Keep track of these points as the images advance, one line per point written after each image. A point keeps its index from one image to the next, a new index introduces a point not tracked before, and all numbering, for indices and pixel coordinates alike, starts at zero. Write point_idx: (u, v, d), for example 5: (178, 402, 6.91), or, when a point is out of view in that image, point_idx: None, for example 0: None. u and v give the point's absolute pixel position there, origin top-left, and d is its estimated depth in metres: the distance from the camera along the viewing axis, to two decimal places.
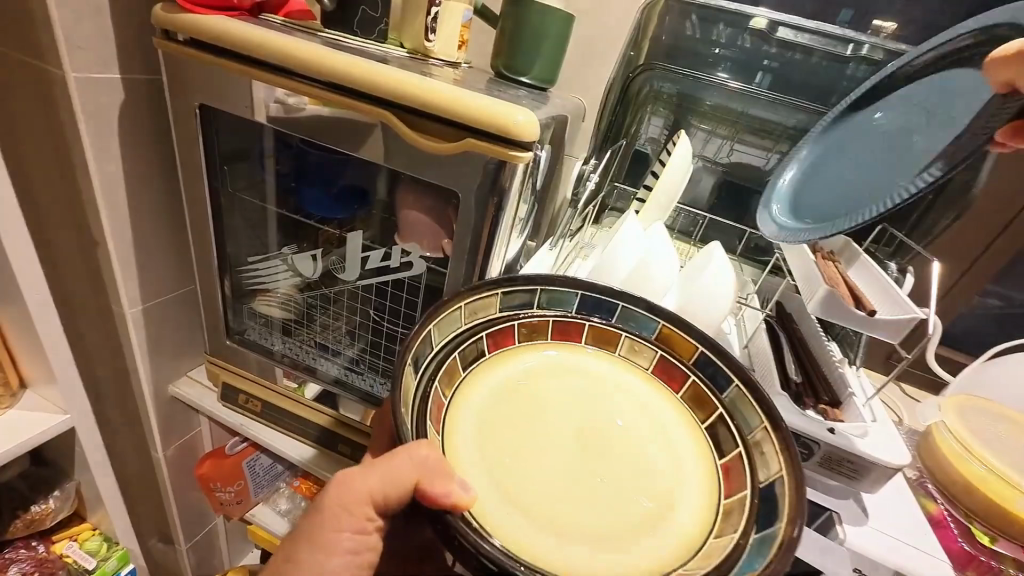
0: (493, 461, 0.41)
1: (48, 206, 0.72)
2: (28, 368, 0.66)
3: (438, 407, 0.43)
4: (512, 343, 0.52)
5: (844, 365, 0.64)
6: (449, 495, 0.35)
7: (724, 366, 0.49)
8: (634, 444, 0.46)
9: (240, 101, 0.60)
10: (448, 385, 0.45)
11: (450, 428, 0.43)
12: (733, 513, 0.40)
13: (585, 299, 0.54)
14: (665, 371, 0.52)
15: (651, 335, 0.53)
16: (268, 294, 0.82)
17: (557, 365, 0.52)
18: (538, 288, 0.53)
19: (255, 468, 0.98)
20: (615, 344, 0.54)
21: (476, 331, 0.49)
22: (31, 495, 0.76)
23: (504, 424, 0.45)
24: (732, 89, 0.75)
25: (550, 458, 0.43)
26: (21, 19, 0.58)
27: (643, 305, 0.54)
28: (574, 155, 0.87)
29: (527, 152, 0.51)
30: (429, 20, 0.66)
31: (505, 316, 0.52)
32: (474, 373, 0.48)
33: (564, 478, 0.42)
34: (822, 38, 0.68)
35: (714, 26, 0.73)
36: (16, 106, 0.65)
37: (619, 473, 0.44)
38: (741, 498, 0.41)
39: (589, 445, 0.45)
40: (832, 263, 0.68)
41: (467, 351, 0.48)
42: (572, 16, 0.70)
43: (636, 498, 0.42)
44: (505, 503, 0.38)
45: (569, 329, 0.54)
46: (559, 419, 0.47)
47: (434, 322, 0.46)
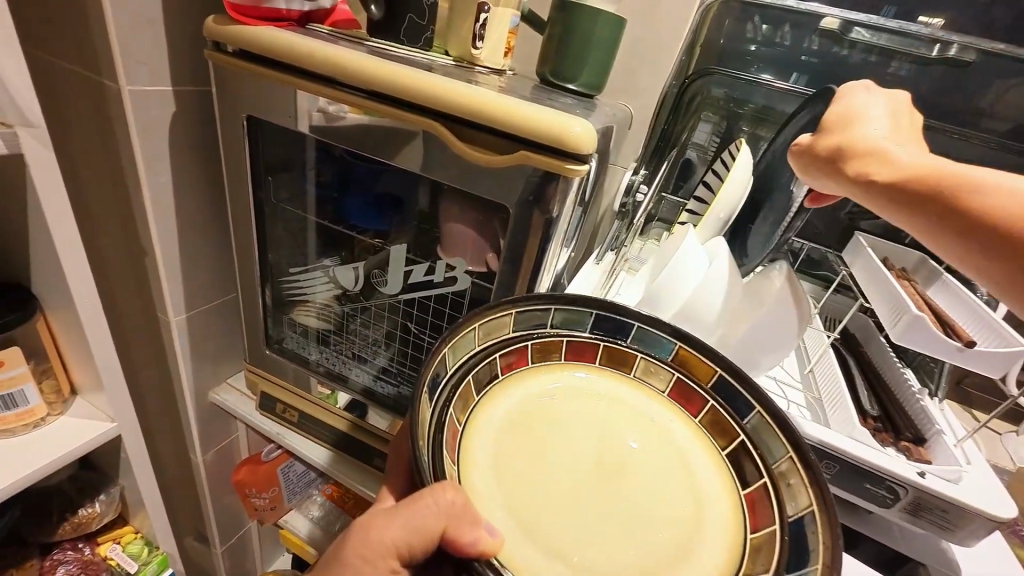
0: (509, 493, 0.38)
1: (99, 214, 0.73)
2: (78, 376, 0.67)
3: (453, 434, 0.39)
4: (525, 364, 0.47)
5: (928, 397, 0.58)
6: (477, 542, 0.32)
7: (743, 389, 0.45)
8: (652, 471, 0.42)
9: (285, 111, 0.59)
10: (462, 409, 0.41)
11: (464, 451, 0.39)
12: (762, 551, 0.37)
13: (600, 320, 0.50)
14: (683, 395, 0.48)
15: (668, 356, 0.49)
16: (307, 304, 0.82)
17: (571, 382, 0.48)
18: (553, 306, 0.49)
19: (289, 475, 0.98)
20: (631, 364, 0.50)
21: (489, 353, 0.45)
22: (78, 499, 0.77)
23: (518, 446, 0.41)
24: (776, 88, 0.72)
25: (564, 484, 0.40)
26: (81, 33, 0.59)
27: (666, 327, 0.49)
28: (620, 164, 0.82)
29: (584, 165, 0.48)
30: (477, 27, 0.63)
31: (519, 336, 0.48)
32: (487, 398, 0.44)
33: (585, 511, 0.38)
34: (900, 37, 0.65)
35: (780, 27, 0.70)
36: (73, 117, 0.66)
37: (644, 505, 0.40)
38: (770, 534, 0.37)
39: (604, 470, 0.41)
40: (909, 282, 0.63)
41: (480, 374, 0.44)
42: (623, 19, 0.67)
43: (653, 530, 0.38)
44: (529, 546, 0.35)
45: (583, 348, 0.50)
46: (573, 441, 0.43)
47: (450, 343, 0.41)
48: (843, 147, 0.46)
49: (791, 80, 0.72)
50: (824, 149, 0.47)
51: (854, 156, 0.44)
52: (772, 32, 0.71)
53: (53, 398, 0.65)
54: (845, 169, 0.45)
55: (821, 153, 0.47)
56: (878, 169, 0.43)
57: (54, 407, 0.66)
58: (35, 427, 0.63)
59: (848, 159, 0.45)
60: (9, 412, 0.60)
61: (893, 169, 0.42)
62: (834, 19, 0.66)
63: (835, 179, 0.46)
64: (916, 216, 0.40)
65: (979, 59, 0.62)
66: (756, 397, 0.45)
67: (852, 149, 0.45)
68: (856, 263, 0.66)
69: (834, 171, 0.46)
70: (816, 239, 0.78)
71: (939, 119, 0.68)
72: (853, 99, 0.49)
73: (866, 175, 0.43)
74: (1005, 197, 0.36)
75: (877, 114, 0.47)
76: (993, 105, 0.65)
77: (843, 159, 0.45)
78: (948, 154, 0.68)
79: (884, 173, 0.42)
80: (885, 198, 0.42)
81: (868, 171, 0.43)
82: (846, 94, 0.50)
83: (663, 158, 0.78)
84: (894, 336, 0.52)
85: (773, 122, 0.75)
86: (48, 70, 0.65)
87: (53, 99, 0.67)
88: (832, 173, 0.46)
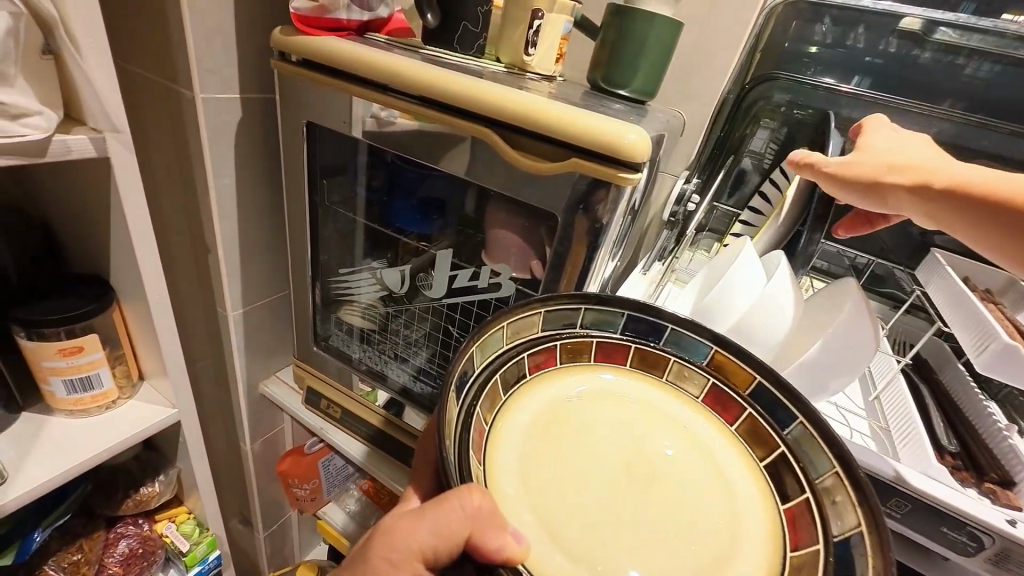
0: (533, 492, 0.37)
1: (170, 212, 0.78)
2: (146, 363, 0.71)
3: (480, 435, 0.38)
4: (554, 364, 0.46)
5: (1018, 434, 0.51)
6: (501, 550, 0.31)
7: (786, 400, 0.42)
8: (685, 480, 0.40)
9: (341, 117, 0.61)
10: (489, 409, 0.40)
11: (491, 452, 0.38)
12: (803, 571, 0.34)
13: (631, 321, 0.49)
14: (718, 402, 0.46)
15: (703, 361, 0.47)
16: (352, 304, 0.84)
17: (600, 385, 0.47)
18: (583, 306, 0.47)
19: (329, 468, 1.01)
20: (662, 367, 0.48)
21: (518, 352, 0.44)
22: (141, 477, 0.83)
23: (546, 446, 0.40)
24: (844, 92, 0.68)
25: (592, 487, 0.38)
26: (162, 46, 0.63)
27: (703, 331, 0.47)
28: (671, 172, 0.80)
29: (638, 174, 0.47)
30: (530, 33, 0.63)
31: (547, 336, 0.46)
32: (515, 398, 0.43)
33: (610, 513, 0.37)
34: (995, 39, 0.60)
35: (852, 29, 0.66)
36: (151, 122, 0.71)
37: (674, 512, 0.38)
38: (812, 554, 0.34)
39: (634, 474, 0.40)
40: (994, 305, 0.57)
41: (508, 373, 0.42)
42: (680, 23, 0.65)
43: (688, 541, 0.36)
44: (554, 548, 0.34)
45: (613, 351, 0.48)
46: (601, 442, 0.42)
47: (478, 342, 0.40)
48: (886, 164, 0.47)
49: (853, 83, 0.69)
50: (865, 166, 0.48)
51: (902, 166, 0.46)
52: (844, 35, 0.67)
53: (123, 382, 0.70)
54: (896, 181, 0.45)
55: (863, 172, 0.47)
56: (931, 176, 0.44)
57: (124, 391, 0.70)
58: (107, 409, 0.68)
59: (891, 173, 0.46)
60: (85, 394, 0.65)
61: (946, 176, 0.43)
62: (916, 19, 0.62)
63: (881, 193, 0.47)
64: (975, 224, 0.42)
65: None
66: (798, 405, 0.42)
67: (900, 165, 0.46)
68: (932, 283, 0.61)
69: (881, 186, 0.46)
70: (884, 255, 0.73)
71: None
72: (877, 130, 0.51)
73: (920, 182, 0.44)
74: None
75: (905, 139, 0.49)
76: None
77: (890, 173, 0.46)
78: None
79: (943, 179, 0.43)
80: (942, 204, 0.43)
81: (924, 180, 0.44)
82: (866, 127, 0.53)
83: (717, 166, 0.74)
84: (980, 365, 0.48)
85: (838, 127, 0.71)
86: (133, 79, 0.70)
87: (136, 105, 0.72)
88: (879, 188, 0.47)
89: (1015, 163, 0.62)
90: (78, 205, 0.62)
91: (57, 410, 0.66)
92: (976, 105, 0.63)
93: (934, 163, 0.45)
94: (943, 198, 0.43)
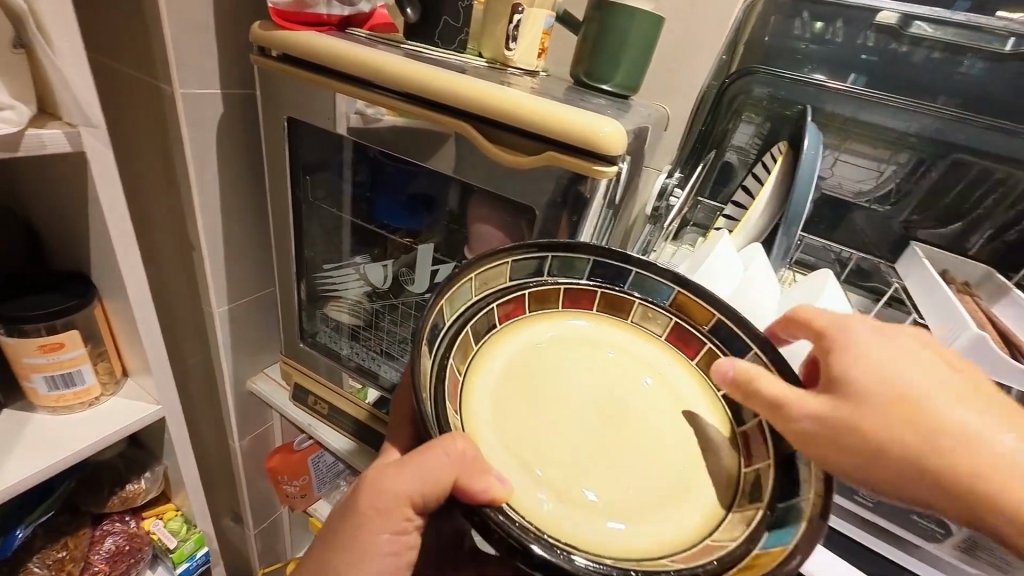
0: (508, 437, 0.38)
1: (154, 208, 0.78)
2: (129, 360, 0.71)
3: (454, 386, 0.39)
4: (523, 313, 0.47)
5: None
6: (486, 490, 0.31)
7: (742, 333, 0.44)
8: (651, 414, 0.42)
9: (324, 113, 0.61)
10: (462, 359, 0.41)
11: (464, 403, 0.39)
12: (757, 484, 0.38)
13: (597, 266, 0.49)
14: (680, 338, 0.48)
15: (666, 301, 0.49)
16: (339, 300, 0.84)
17: (568, 330, 0.48)
18: (549, 254, 0.48)
19: (319, 464, 1.01)
20: (628, 311, 0.50)
21: (487, 303, 0.45)
22: (126, 475, 0.82)
23: (515, 393, 0.41)
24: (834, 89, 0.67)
25: (565, 426, 0.40)
26: (142, 41, 0.63)
27: (666, 273, 0.48)
28: (654, 167, 0.81)
29: (612, 166, 0.47)
30: (511, 28, 0.64)
31: (516, 285, 0.47)
32: (486, 347, 0.44)
33: (583, 448, 0.39)
34: (968, 32, 0.59)
35: (831, 23, 0.66)
36: (133, 118, 0.71)
37: (643, 443, 0.40)
38: (765, 467, 0.38)
39: (604, 412, 0.41)
40: (969, 297, 0.58)
41: (478, 325, 0.44)
42: (661, 19, 0.65)
43: (656, 470, 0.38)
44: (533, 484, 0.35)
45: (580, 296, 0.49)
46: (573, 385, 0.43)
47: (446, 296, 0.40)
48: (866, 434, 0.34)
49: (849, 82, 0.67)
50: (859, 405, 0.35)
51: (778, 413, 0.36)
52: (823, 29, 0.66)
53: (106, 378, 0.70)
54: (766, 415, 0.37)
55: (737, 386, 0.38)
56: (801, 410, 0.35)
57: (107, 387, 0.70)
58: (90, 405, 0.68)
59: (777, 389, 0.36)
60: (67, 390, 0.65)
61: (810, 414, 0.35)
62: (892, 13, 0.62)
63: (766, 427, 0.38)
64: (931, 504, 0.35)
65: None
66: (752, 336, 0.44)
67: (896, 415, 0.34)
68: (912, 277, 0.63)
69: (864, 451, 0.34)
70: (866, 248, 0.74)
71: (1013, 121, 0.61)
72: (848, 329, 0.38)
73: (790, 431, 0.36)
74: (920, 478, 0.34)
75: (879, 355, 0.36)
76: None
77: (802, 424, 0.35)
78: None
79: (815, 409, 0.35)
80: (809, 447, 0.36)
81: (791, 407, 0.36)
82: (843, 318, 0.40)
83: (699, 160, 0.75)
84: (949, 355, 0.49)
85: (820, 120, 0.71)
86: (113, 75, 0.70)
87: (117, 102, 0.72)
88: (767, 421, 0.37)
89: (991, 156, 0.62)
90: (57, 201, 0.62)
91: (39, 407, 0.65)
92: (946, 98, 0.63)
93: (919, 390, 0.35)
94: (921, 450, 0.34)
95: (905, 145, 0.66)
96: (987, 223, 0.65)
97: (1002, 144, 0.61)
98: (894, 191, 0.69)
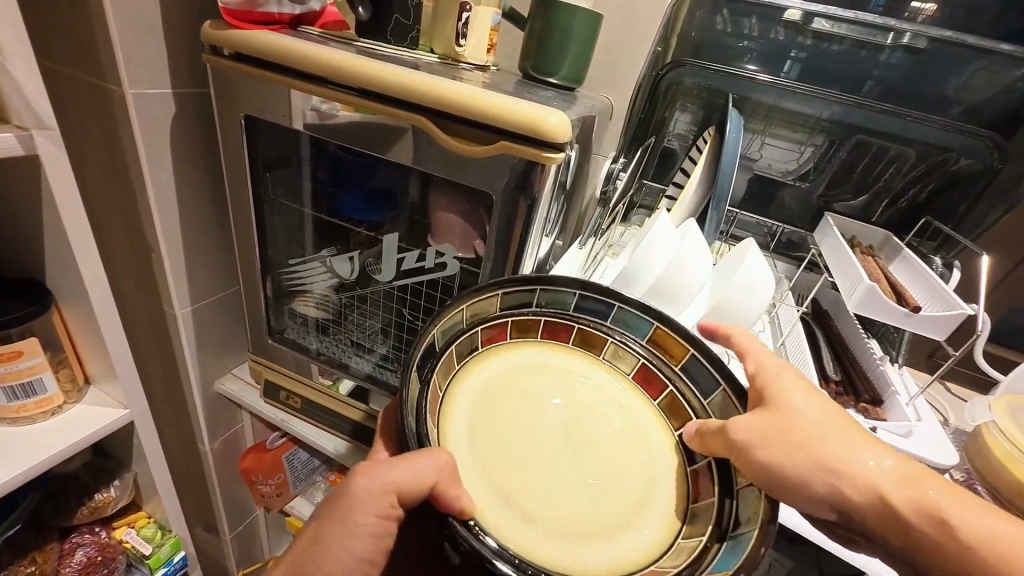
0: (482, 464, 0.44)
1: (105, 212, 0.76)
2: (92, 366, 0.70)
3: (435, 402, 0.46)
4: (505, 339, 0.55)
5: (887, 364, 0.62)
6: (458, 502, 0.37)
7: (711, 368, 0.50)
8: (609, 442, 0.48)
9: (279, 110, 0.63)
10: (444, 376, 0.48)
11: (443, 434, 0.45)
12: (700, 516, 0.44)
13: (580, 300, 0.55)
14: (645, 378, 0.54)
15: (643, 337, 0.54)
16: (305, 295, 0.85)
17: (538, 362, 0.54)
18: (538, 288, 0.54)
19: (294, 461, 1.02)
20: (600, 347, 0.56)
21: (473, 328, 0.52)
22: (94, 485, 0.81)
23: (494, 422, 0.47)
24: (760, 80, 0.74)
25: (533, 453, 0.46)
26: (84, 40, 0.62)
27: (647, 310, 0.54)
28: (601, 155, 0.87)
29: (560, 153, 0.52)
30: (459, 25, 0.67)
31: (502, 314, 0.54)
32: (467, 369, 0.51)
33: (549, 474, 0.44)
34: (858, 27, 0.67)
35: (746, 18, 0.72)
36: (78, 119, 0.69)
37: (600, 468, 0.46)
38: (709, 505, 0.44)
39: (569, 439, 0.48)
40: (872, 259, 0.66)
41: (461, 346, 0.51)
42: (599, 16, 0.70)
43: (613, 494, 0.44)
44: (508, 508, 0.41)
45: (558, 330, 0.56)
46: (538, 416, 0.49)
47: (439, 326, 0.48)
48: (788, 469, 0.42)
49: (784, 70, 0.73)
50: (778, 444, 0.42)
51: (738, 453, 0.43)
52: (742, 23, 0.72)
53: (69, 386, 0.69)
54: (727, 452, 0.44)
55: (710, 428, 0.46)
56: (751, 447, 0.43)
57: (70, 396, 0.69)
58: (52, 414, 0.67)
59: (734, 432, 0.44)
60: (28, 400, 0.64)
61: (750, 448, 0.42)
62: (796, 11, 0.68)
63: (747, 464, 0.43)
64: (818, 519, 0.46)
65: (930, 46, 0.65)
66: (720, 375, 0.50)
67: (813, 458, 0.42)
68: (825, 243, 0.71)
69: (788, 489, 0.42)
70: (791, 221, 0.83)
71: (904, 103, 0.70)
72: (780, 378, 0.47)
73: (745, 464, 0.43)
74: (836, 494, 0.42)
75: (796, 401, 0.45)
76: (961, 91, 0.66)
77: (747, 462, 0.42)
78: (914, 136, 0.70)
79: (753, 445, 0.43)
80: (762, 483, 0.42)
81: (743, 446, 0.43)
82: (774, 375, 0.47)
83: (640, 146, 0.82)
84: (851, 306, 0.57)
85: (748, 109, 0.78)
86: (55, 75, 0.68)
87: (59, 103, 0.70)
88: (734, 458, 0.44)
89: (881, 134, 0.71)
90: (5, 207, 0.61)
91: None
92: (849, 87, 0.71)
93: (831, 435, 0.43)
94: (834, 490, 0.42)
95: (820, 129, 0.75)
96: (886, 193, 0.75)
97: (894, 125, 0.70)
98: (812, 169, 0.78)
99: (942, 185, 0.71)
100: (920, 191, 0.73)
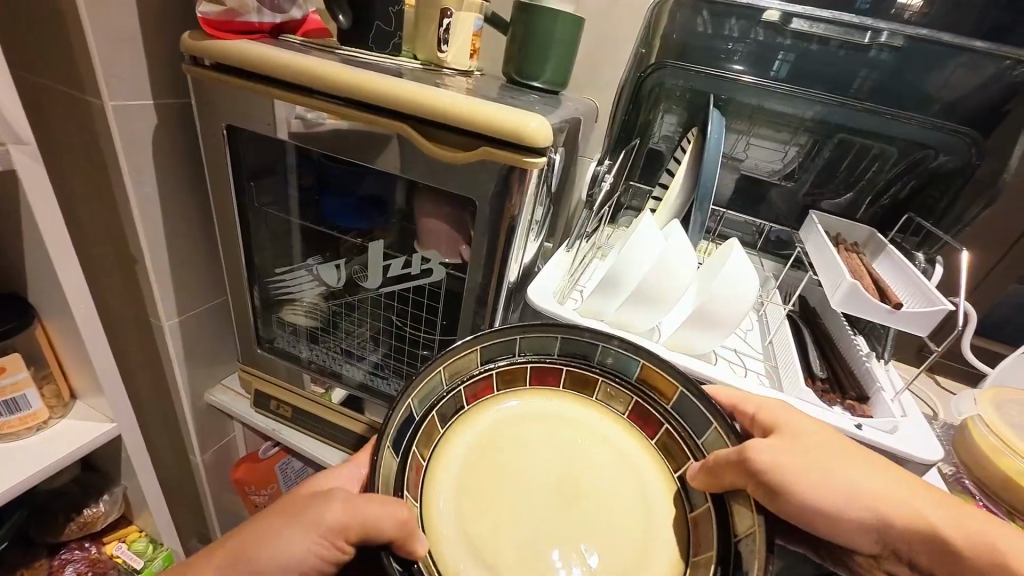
0: (473, 534, 0.43)
1: (88, 224, 0.76)
2: (76, 380, 0.70)
3: (416, 471, 0.46)
4: (491, 391, 0.53)
5: (874, 361, 0.62)
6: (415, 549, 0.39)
7: (701, 404, 0.49)
8: (604, 491, 0.48)
9: (264, 119, 0.63)
10: (425, 445, 0.48)
11: (429, 508, 0.45)
12: (699, 569, 0.43)
13: (563, 344, 0.53)
14: (640, 417, 0.52)
15: (632, 374, 0.53)
16: (294, 303, 0.85)
17: (526, 410, 0.53)
18: (516, 335, 0.52)
19: (286, 470, 1.00)
20: (591, 388, 0.54)
21: (455, 390, 0.50)
22: (83, 499, 0.80)
23: (483, 470, 0.48)
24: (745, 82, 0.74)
25: (526, 515, 0.45)
26: (62, 51, 0.61)
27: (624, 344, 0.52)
28: (587, 156, 0.88)
29: (541, 158, 0.52)
30: (440, 32, 0.67)
31: (483, 368, 0.52)
32: (453, 430, 0.50)
33: (545, 535, 0.44)
34: (838, 27, 0.68)
35: (727, 19, 0.72)
36: (58, 131, 0.69)
37: (596, 521, 0.46)
38: (708, 557, 0.43)
39: (562, 494, 0.47)
40: (855, 255, 0.67)
41: (444, 409, 0.50)
42: (580, 18, 0.71)
43: (610, 548, 0.44)
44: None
45: (546, 374, 0.54)
46: (529, 471, 0.48)
47: (412, 394, 0.46)
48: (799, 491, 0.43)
49: (774, 70, 0.73)
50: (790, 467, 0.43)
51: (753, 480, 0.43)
52: (722, 25, 0.73)
53: (53, 402, 0.68)
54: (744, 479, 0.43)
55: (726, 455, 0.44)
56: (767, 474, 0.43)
57: (55, 411, 0.69)
58: (38, 430, 0.66)
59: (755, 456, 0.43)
60: (12, 416, 0.63)
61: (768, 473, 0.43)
62: (775, 12, 0.69)
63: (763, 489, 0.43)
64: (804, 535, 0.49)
65: (909, 44, 0.66)
66: (711, 413, 0.48)
67: (819, 480, 0.44)
68: (810, 240, 0.71)
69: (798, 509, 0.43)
70: (779, 220, 0.83)
71: (887, 102, 0.70)
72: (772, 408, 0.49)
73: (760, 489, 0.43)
74: (847, 515, 0.43)
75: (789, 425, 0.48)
76: (942, 89, 0.67)
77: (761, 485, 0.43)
78: (897, 135, 0.70)
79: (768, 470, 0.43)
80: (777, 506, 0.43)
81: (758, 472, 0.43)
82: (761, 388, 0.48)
83: (625, 147, 0.83)
84: (836, 302, 0.57)
85: (733, 109, 0.78)
86: (33, 88, 0.68)
87: (38, 115, 0.69)
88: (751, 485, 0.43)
89: (860, 132, 0.72)
90: None
91: None
92: (830, 87, 0.72)
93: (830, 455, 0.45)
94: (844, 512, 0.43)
95: (803, 128, 0.75)
96: (871, 190, 0.76)
97: (873, 123, 0.70)
98: (797, 168, 0.78)
99: (923, 182, 0.72)
100: (902, 188, 0.74)
